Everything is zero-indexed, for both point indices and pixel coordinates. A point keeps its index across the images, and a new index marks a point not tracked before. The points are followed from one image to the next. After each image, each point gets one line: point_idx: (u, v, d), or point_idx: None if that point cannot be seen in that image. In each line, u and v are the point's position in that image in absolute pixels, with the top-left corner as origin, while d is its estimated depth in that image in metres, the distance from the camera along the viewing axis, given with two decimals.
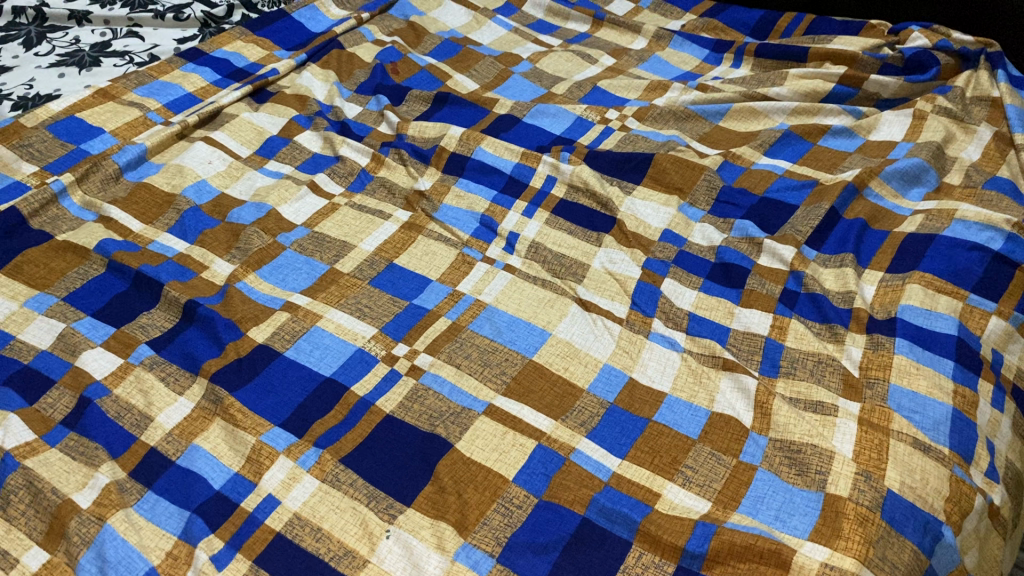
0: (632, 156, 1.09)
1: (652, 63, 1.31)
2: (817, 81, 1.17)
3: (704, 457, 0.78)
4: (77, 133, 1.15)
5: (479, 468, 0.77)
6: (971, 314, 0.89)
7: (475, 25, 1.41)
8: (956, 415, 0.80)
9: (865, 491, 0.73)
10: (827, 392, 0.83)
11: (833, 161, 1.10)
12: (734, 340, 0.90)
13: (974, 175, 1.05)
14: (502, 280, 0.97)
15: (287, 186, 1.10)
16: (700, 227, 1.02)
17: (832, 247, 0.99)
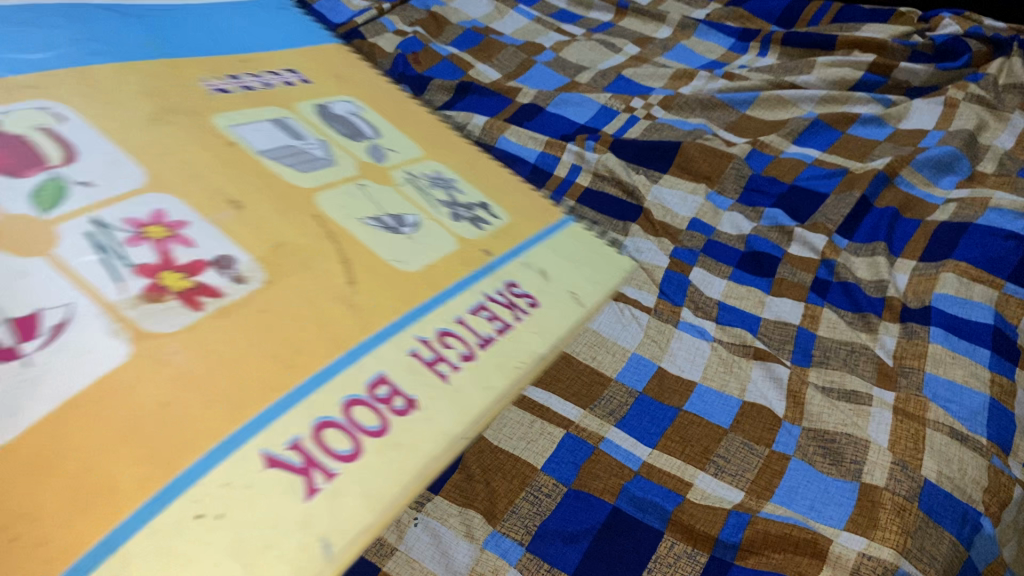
0: (659, 145, 1.08)
1: (677, 52, 1.30)
2: (846, 69, 1.15)
3: (736, 447, 0.76)
4: None
5: (508, 457, 0.75)
6: (1008, 303, 0.88)
7: (497, 14, 1.40)
8: (994, 405, 0.79)
9: (902, 482, 0.71)
10: (862, 381, 0.82)
11: (863, 150, 1.08)
12: (765, 330, 0.88)
13: (1008, 163, 1.03)
14: None
15: None
16: (728, 216, 1.01)
17: (864, 236, 0.97)
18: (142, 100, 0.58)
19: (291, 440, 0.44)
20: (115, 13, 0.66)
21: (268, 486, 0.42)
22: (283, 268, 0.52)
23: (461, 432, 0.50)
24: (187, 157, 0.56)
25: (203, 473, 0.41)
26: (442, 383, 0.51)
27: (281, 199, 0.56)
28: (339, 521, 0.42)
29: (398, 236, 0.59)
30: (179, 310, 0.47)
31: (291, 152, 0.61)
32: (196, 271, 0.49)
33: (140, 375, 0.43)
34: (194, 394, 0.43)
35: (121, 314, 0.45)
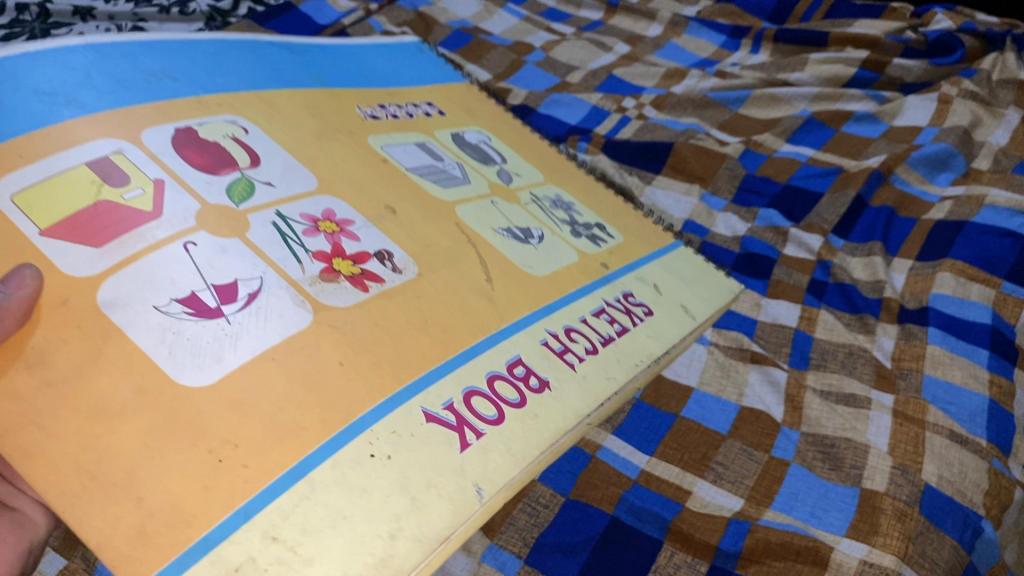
0: (652, 146, 1.07)
1: (668, 51, 1.29)
2: (839, 66, 1.14)
3: (735, 453, 0.76)
4: None
5: None
6: (1006, 303, 0.87)
7: (486, 14, 1.39)
8: (993, 406, 0.78)
9: (902, 486, 0.70)
10: (861, 383, 0.81)
11: (857, 148, 1.07)
12: (762, 332, 0.87)
13: (1003, 160, 1.03)
14: None
15: None
16: (723, 217, 1.00)
17: (861, 235, 0.97)
18: (304, 127, 0.75)
19: (447, 405, 0.54)
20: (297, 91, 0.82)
21: (431, 436, 0.52)
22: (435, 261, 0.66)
23: (586, 412, 0.60)
24: (347, 169, 0.72)
25: (376, 424, 0.50)
26: (571, 373, 0.63)
27: (425, 204, 0.73)
28: (487, 472, 0.51)
29: (529, 245, 0.75)
30: (350, 290, 0.59)
31: (435, 171, 0.80)
32: (361, 261, 0.62)
33: (322, 337, 0.54)
34: (366, 359, 0.54)
35: (304, 290, 0.57)
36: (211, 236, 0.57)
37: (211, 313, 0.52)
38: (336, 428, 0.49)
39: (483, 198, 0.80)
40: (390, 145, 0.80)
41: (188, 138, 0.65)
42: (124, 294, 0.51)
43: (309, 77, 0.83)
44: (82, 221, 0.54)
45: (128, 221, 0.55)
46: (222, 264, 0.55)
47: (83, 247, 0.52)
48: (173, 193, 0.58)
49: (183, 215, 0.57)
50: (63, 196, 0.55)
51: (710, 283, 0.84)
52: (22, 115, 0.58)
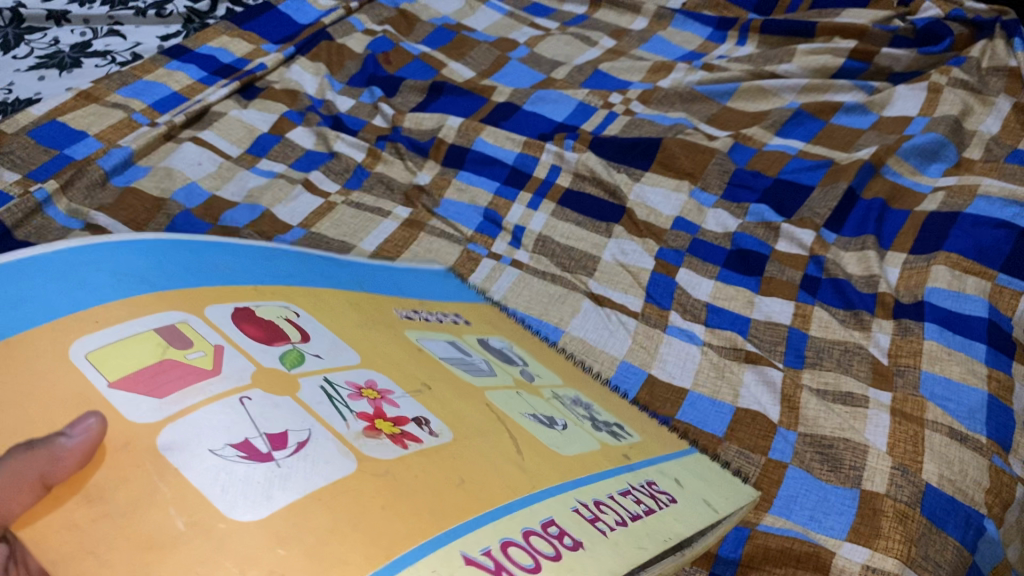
0: (639, 142, 1.05)
1: (654, 44, 1.26)
2: (826, 57, 1.13)
3: (732, 456, 0.74)
4: (62, 138, 1.09)
5: None
6: (1001, 295, 0.86)
7: (468, 10, 1.37)
8: (992, 401, 0.77)
9: (903, 487, 0.69)
10: (857, 382, 0.79)
11: (847, 140, 1.06)
12: (755, 331, 0.86)
13: (995, 149, 1.01)
14: (510, 277, 0.92)
15: (280, 186, 1.04)
16: (713, 213, 0.98)
17: (853, 229, 0.96)
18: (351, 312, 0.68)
19: (487, 549, 0.45)
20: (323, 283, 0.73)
21: None
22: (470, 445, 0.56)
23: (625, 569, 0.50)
24: (386, 352, 0.64)
25: (416, 564, 0.42)
26: (603, 536, 0.52)
27: (457, 388, 0.63)
28: None
29: (556, 431, 0.64)
30: (391, 446, 0.51)
31: (462, 362, 0.69)
32: (403, 423, 0.54)
33: (367, 486, 0.46)
34: (412, 500, 0.47)
35: (349, 443, 0.50)
36: (266, 393, 0.50)
37: (261, 456, 0.45)
38: (383, 562, 0.42)
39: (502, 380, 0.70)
40: (426, 337, 0.71)
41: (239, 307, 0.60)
42: (178, 436, 0.44)
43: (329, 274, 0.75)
44: (143, 375, 0.48)
45: (183, 376, 0.49)
46: (273, 414, 0.49)
47: (138, 397, 0.46)
48: (230, 355, 0.53)
49: (240, 371, 0.51)
50: (129, 354, 0.49)
51: (729, 484, 0.68)
52: (92, 287, 0.54)
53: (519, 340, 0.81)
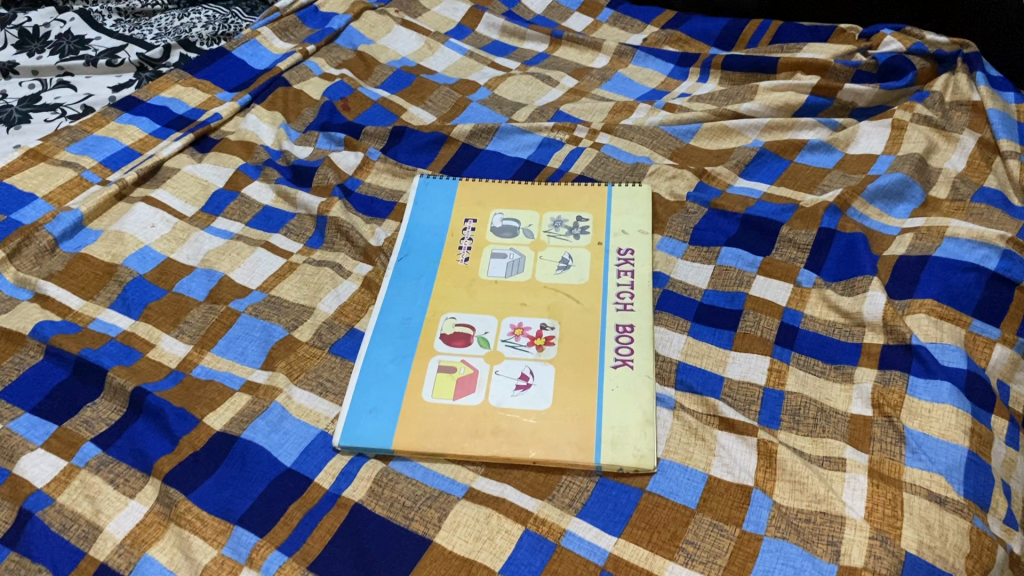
0: (604, 225, 1.01)
1: (616, 82, 1.25)
2: (790, 93, 1.12)
3: (705, 530, 0.72)
4: (8, 202, 1.06)
5: (462, 563, 0.70)
6: (976, 342, 0.84)
7: (427, 51, 1.35)
8: (972, 459, 0.75)
9: (882, 559, 0.68)
10: (835, 441, 0.78)
11: (812, 180, 1.04)
12: (728, 390, 0.83)
13: (961, 187, 1.00)
14: (473, 352, 0.87)
15: (239, 249, 1.01)
16: (682, 264, 0.97)
17: (832, 273, 0.93)
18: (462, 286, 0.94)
19: None
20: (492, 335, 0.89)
21: None
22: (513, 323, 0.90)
23: None
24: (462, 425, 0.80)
25: None
26: None
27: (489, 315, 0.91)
28: None
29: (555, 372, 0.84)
30: None
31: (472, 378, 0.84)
32: None
33: None
34: None
35: None
36: None
37: None
38: None
39: (535, 258, 0.97)
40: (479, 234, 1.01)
41: (451, 334, 0.89)
42: None
43: (425, 259, 0.98)
44: None
45: None
46: None
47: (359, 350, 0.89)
48: None
49: None
50: None
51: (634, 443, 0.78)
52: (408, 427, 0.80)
53: (510, 191, 1.07)
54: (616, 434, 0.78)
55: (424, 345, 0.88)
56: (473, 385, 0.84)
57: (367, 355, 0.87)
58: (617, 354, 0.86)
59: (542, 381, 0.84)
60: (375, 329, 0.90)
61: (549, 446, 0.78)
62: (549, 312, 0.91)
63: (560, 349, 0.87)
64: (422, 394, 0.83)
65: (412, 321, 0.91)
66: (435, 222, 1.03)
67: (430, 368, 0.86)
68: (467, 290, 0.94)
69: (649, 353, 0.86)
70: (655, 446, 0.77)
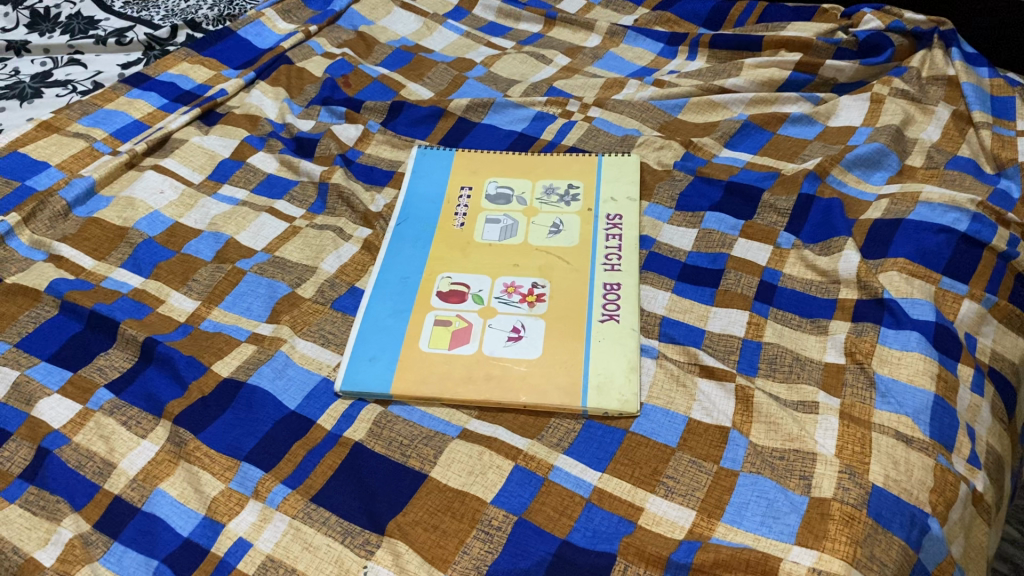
0: (597, 192, 1.05)
1: (607, 60, 1.30)
2: (773, 69, 1.18)
3: (685, 466, 0.76)
4: (23, 169, 1.10)
5: (456, 494, 0.75)
6: (945, 298, 0.89)
7: (426, 31, 1.40)
8: (938, 402, 0.79)
9: (849, 490, 0.72)
10: (809, 386, 0.82)
11: (793, 150, 1.09)
12: (710, 341, 0.88)
13: (936, 155, 1.05)
14: (469, 308, 0.91)
15: (244, 214, 1.06)
16: (668, 229, 1.01)
17: (811, 235, 0.97)
18: (459, 248, 0.99)
19: None
20: (487, 291, 0.93)
21: None
22: (507, 280, 0.94)
23: None
24: (457, 373, 0.84)
25: None
26: None
27: (484, 274, 0.95)
28: None
29: (546, 326, 0.89)
30: None
31: (468, 330, 0.89)
32: None
33: None
34: None
35: None
36: None
37: None
38: None
39: (528, 222, 1.02)
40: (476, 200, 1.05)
41: (447, 291, 0.93)
42: None
43: (423, 223, 1.02)
44: None
45: None
46: None
47: (359, 306, 0.93)
48: None
49: None
50: None
51: (617, 387, 0.82)
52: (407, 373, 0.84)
53: (505, 161, 1.11)
54: (602, 381, 0.83)
55: (420, 300, 0.93)
56: (467, 336, 0.88)
57: (366, 311, 0.92)
58: (604, 309, 0.90)
59: (533, 333, 0.88)
60: (374, 287, 0.94)
61: (538, 390, 0.82)
62: (540, 271, 0.95)
63: (550, 304, 0.91)
64: (419, 345, 0.88)
65: (410, 280, 0.95)
66: (432, 189, 1.07)
67: (426, 322, 0.90)
68: (463, 252, 0.98)
69: (634, 308, 0.90)
70: (638, 391, 0.82)
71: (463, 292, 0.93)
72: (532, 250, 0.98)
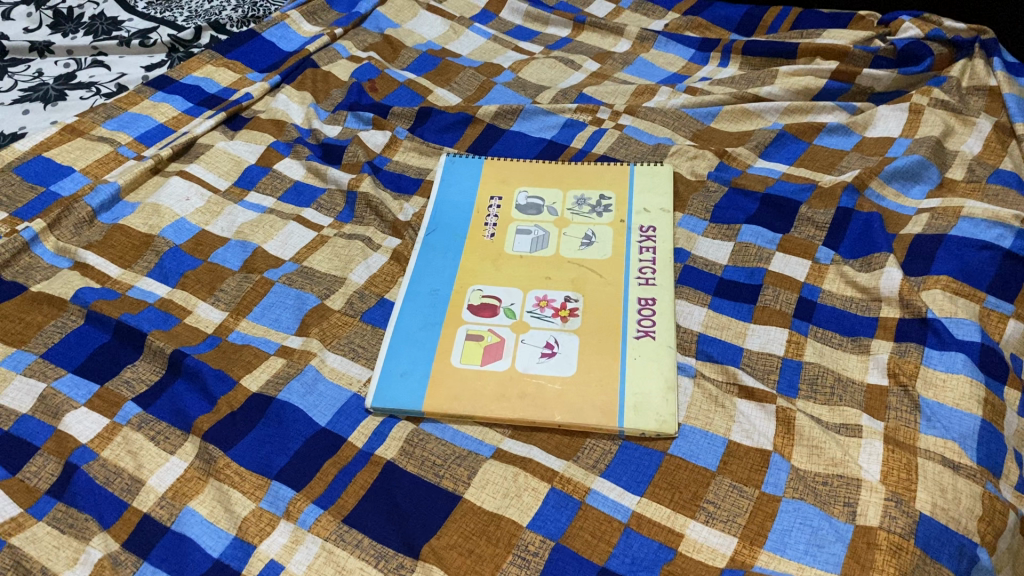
0: (630, 203, 1.03)
1: (638, 66, 1.29)
2: (809, 77, 1.15)
3: (725, 490, 0.74)
4: (47, 174, 1.09)
5: (491, 517, 0.73)
6: (989, 318, 0.87)
7: (452, 35, 1.38)
8: (985, 427, 0.77)
9: (897, 518, 0.70)
10: (851, 409, 0.80)
11: (830, 161, 1.07)
12: (748, 360, 0.86)
13: (977, 169, 1.02)
14: (501, 322, 0.90)
15: (272, 222, 1.04)
16: (703, 242, 0.99)
17: (851, 249, 0.95)
18: (489, 261, 0.97)
19: None
20: (518, 305, 0.91)
21: None
22: (539, 294, 0.92)
23: None
24: (488, 392, 0.82)
25: None
26: None
27: (516, 287, 0.93)
28: None
29: (580, 343, 0.87)
30: None
31: (500, 346, 0.87)
32: None
33: None
34: None
35: None
36: None
37: None
38: None
39: (560, 234, 1.00)
40: (506, 210, 1.03)
41: (478, 304, 0.92)
42: None
43: (452, 233, 1.01)
44: None
45: None
46: None
47: (387, 320, 0.92)
48: None
49: None
50: None
51: (653, 408, 0.80)
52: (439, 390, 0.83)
53: (535, 170, 1.09)
54: (639, 400, 0.81)
55: (451, 313, 0.91)
56: (500, 352, 0.86)
57: (396, 324, 0.90)
58: (639, 325, 0.88)
59: (567, 349, 0.86)
60: (404, 300, 0.93)
61: (573, 409, 0.80)
62: (573, 285, 0.93)
63: (584, 320, 0.89)
64: (451, 360, 0.86)
65: (441, 292, 0.93)
66: (462, 198, 1.05)
67: (458, 336, 0.88)
68: (493, 264, 0.97)
69: (670, 324, 0.88)
70: (676, 411, 0.80)
71: (493, 306, 0.91)
72: (564, 264, 0.96)
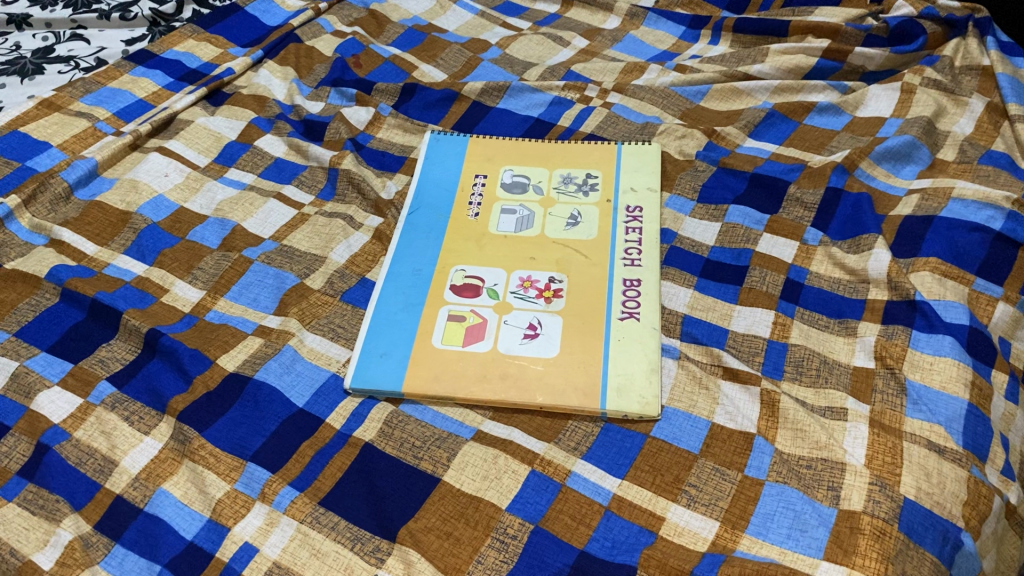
0: (617, 182, 1.01)
1: (627, 43, 1.27)
2: (800, 57, 1.14)
3: (707, 474, 0.73)
4: (23, 149, 1.07)
5: (470, 500, 0.72)
6: (979, 300, 0.85)
7: (439, 10, 1.36)
8: (971, 411, 0.76)
9: (880, 503, 0.69)
10: (837, 391, 0.79)
11: (820, 141, 1.05)
12: (733, 342, 0.85)
13: (968, 150, 1.01)
14: (484, 304, 0.88)
15: (252, 200, 1.02)
16: (690, 222, 0.98)
17: (839, 230, 0.94)
18: (473, 242, 0.95)
19: None
20: (501, 286, 0.90)
21: None
22: (522, 275, 0.91)
23: None
24: (469, 374, 0.81)
25: None
26: None
27: (498, 267, 0.92)
28: None
29: (563, 325, 0.85)
30: None
31: (481, 328, 0.86)
32: None
33: None
34: None
35: None
36: None
37: None
38: None
39: (545, 214, 0.98)
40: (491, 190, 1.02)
41: (461, 285, 0.90)
42: None
43: (437, 213, 0.99)
44: None
45: None
46: None
47: (368, 301, 0.90)
48: None
49: None
50: None
51: (636, 390, 0.79)
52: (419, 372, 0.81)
53: (521, 148, 1.07)
54: (622, 382, 0.80)
55: (434, 293, 0.90)
56: (482, 333, 0.85)
57: (377, 305, 0.88)
58: (624, 307, 0.87)
59: (550, 330, 0.85)
60: (385, 280, 0.91)
61: (555, 391, 0.79)
62: (557, 265, 0.92)
63: (567, 301, 0.88)
64: (433, 341, 0.85)
65: (423, 272, 0.92)
66: (446, 176, 1.03)
67: (440, 317, 0.87)
68: (477, 243, 0.95)
69: (656, 306, 0.87)
70: (659, 393, 0.79)
71: (475, 287, 0.90)
72: (549, 244, 0.94)
